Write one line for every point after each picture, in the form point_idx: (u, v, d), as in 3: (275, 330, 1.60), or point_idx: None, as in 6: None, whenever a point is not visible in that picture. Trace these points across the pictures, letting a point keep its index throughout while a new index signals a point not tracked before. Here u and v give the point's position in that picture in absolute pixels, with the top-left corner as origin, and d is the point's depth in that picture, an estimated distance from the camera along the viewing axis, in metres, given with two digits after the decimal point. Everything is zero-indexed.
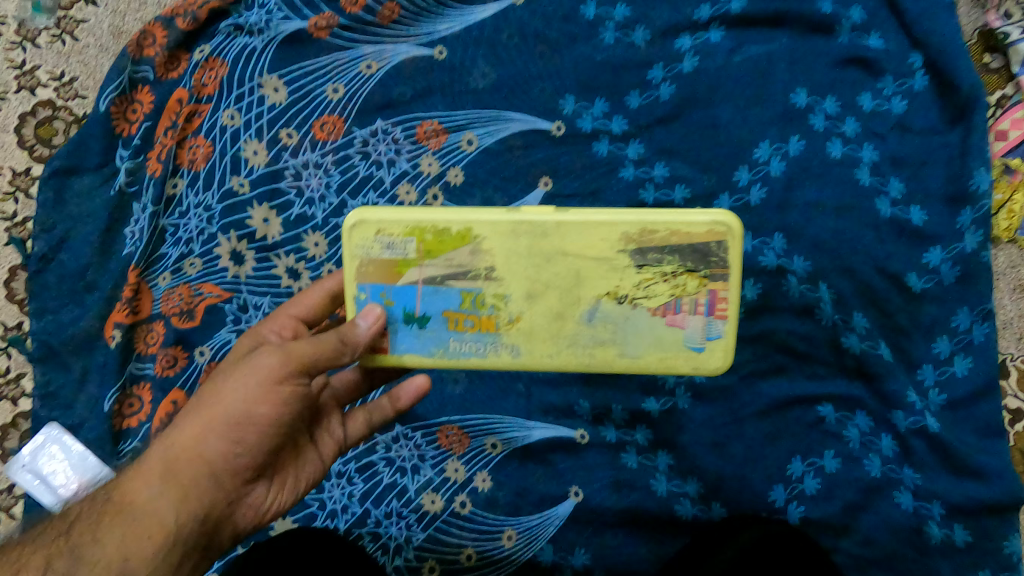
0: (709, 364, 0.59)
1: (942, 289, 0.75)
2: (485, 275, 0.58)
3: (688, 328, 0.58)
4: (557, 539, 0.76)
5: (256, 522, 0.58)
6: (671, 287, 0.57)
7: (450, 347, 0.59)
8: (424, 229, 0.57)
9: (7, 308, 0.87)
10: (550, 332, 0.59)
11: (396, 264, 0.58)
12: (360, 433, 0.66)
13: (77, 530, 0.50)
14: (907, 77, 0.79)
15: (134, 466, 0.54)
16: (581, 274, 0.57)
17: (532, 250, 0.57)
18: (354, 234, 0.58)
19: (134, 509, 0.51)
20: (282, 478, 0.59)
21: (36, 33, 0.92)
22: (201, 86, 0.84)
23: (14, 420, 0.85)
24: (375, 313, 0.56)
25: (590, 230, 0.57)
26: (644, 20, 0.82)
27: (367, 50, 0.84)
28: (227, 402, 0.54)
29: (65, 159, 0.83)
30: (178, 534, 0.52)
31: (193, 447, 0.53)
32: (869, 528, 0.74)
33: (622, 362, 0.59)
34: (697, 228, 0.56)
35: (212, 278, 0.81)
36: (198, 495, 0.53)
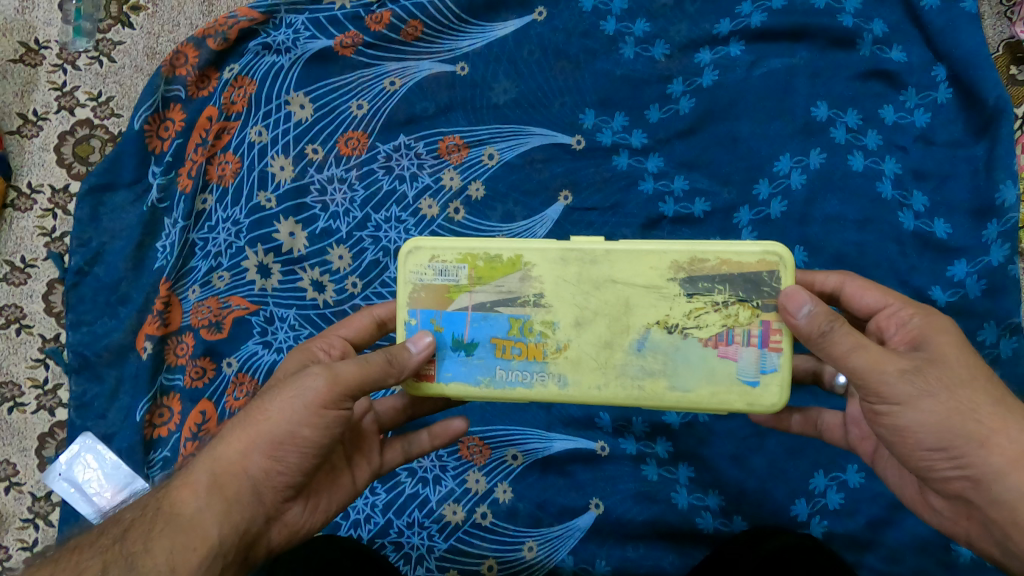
0: (765, 399, 0.58)
1: (968, 302, 0.74)
2: (534, 301, 0.60)
3: (741, 360, 0.58)
4: (578, 551, 0.76)
5: (287, 542, 0.59)
6: (723, 317, 0.58)
7: (497, 375, 0.60)
8: (476, 256, 0.61)
9: (45, 320, 0.90)
10: (597, 361, 0.59)
11: (448, 290, 0.61)
12: (396, 461, 0.67)
13: (131, 538, 0.53)
14: (929, 90, 0.79)
15: (184, 474, 0.56)
16: (629, 301, 0.59)
17: (581, 277, 0.60)
18: (410, 260, 0.61)
19: (182, 519, 0.53)
20: (316, 499, 0.60)
21: (76, 55, 0.95)
22: (230, 103, 0.86)
23: (51, 429, 0.88)
24: (425, 341, 0.59)
25: (638, 258, 0.59)
26: (664, 35, 0.83)
27: (391, 67, 0.86)
28: (273, 421, 0.54)
29: (101, 177, 0.86)
30: (220, 548, 0.53)
31: (239, 462, 0.55)
32: (895, 543, 0.72)
33: (671, 396, 0.59)
34: (747, 258, 0.58)
35: (239, 291, 0.83)
36: (240, 509, 0.54)
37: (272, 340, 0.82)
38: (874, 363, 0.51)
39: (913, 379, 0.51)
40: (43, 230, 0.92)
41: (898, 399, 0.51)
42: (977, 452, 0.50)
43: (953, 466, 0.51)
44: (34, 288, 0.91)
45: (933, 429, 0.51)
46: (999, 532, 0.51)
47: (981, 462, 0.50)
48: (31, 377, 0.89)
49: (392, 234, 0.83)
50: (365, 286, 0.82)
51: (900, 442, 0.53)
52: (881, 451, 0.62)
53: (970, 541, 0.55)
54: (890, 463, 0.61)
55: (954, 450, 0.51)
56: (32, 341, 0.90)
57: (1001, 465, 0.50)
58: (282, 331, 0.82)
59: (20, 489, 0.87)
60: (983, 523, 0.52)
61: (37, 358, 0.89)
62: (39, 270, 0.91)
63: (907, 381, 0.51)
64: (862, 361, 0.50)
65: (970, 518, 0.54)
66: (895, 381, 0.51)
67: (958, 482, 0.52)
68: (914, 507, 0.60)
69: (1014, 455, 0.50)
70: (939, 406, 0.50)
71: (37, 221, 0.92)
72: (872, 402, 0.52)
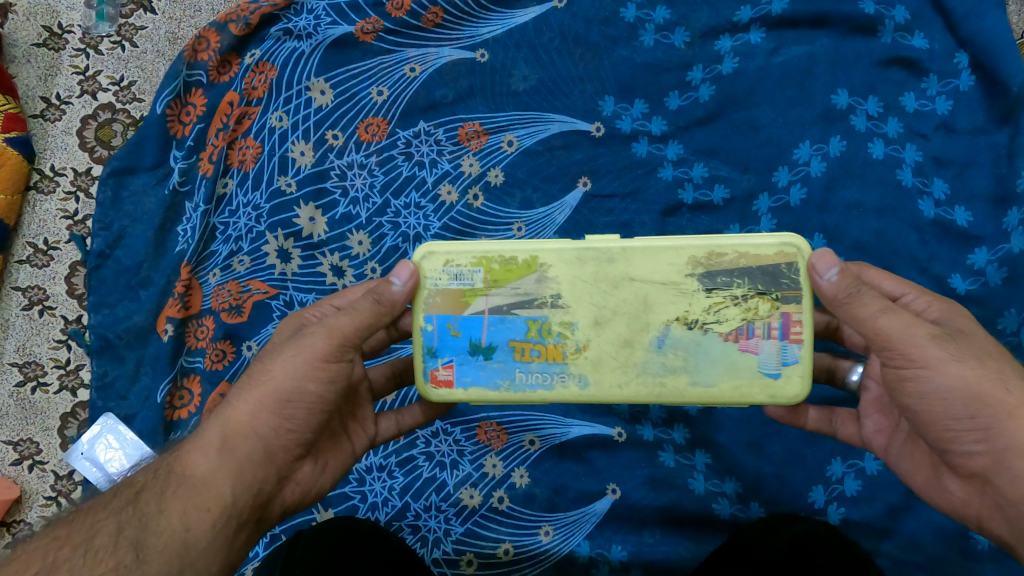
0: (787, 391, 0.58)
1: (988, 291, 0.74)
2: (551, 303, 0.60)
3: (762, 353, 0.58)
4: (594, 536, 0.77)
5: (300, 501, 0.61)
6: (742, 311, 0.58)
7: (517, 378, 0.61)
8: (491, 258, 0.61)
9: (67, 302, 0.91)
10: (618, 361, 0.60)
11: (464, 294, 0.61)
12: (390, 433, 0.69)
13: (144, 500, 0.54)
14: (951, 77, 0.78)
15: (194, 439, 0.57)
16: (648, 299, 0.59)
17: (598, 276, 0.60)
18: (424, 265, 0.61)
19: (194, 482, 0.55)
20: (322, 458, 0.63)
21: (99, 40, 0.96)
22: (250, 88, 0.87)
23: (73, 410, 0.89)
24: (407, 269, 0.59)
25: (655, 255, 0.59)
26: (684, 22, 0.83)
27: (412, 53, 0.86)
28: (277, 379, 0.57)
29: (123, 160, 0.87)
30: (233, 507, 0.55)
31: (248, 423, 0.57)
32: (913, 531, 0.72)
33: (694, 391, 0.59)
34: (765, 252, 0.58)
35: (259, 275, 0.84)
36: (252, 469, 0.56)
37: None
38: (902, 326, 0.52)
39: (945, 344, 0.52)
40: (65, 213, 0.93)
41: (926, 362, 0.51)
42: (1005, 424, 0.51)
43: (977, 439, 0.52)
44: (56, 271, 0.92)
45: (960, 395, 0.51)
46: (1015, 511, 0.52)
47: (1003, 438, 0.51)
48: (53, 358, 0.90)
49: (411, 220, 0.83)
50: (385, 272, 0.83)
51: (925, 412, 0.53)
52: (900, 435, 0.61)
53: (981, 523, 0.55)
54: (905, 450, 0.61)
55: (980, 420, 0.51)
56: (54, 322, 0.91)
57: None
58: None
59: (43, 467, 0.88)
60: (998, 504, 0.53)
61: (59, 339, 0.90)
62: (61, 252, 0.92)
63: (938, 345, 0.51)
64: (891, 323, 0.51)
65: (985, 498, 0.54)
66: (925, 344, 0.51)
67: (978, 459, 0.53)
68: (926, 494, 0.60)
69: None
70: (967, 371, 0.51)
71: (59, 204, 0.93)
72: (898, 366, 0.53)
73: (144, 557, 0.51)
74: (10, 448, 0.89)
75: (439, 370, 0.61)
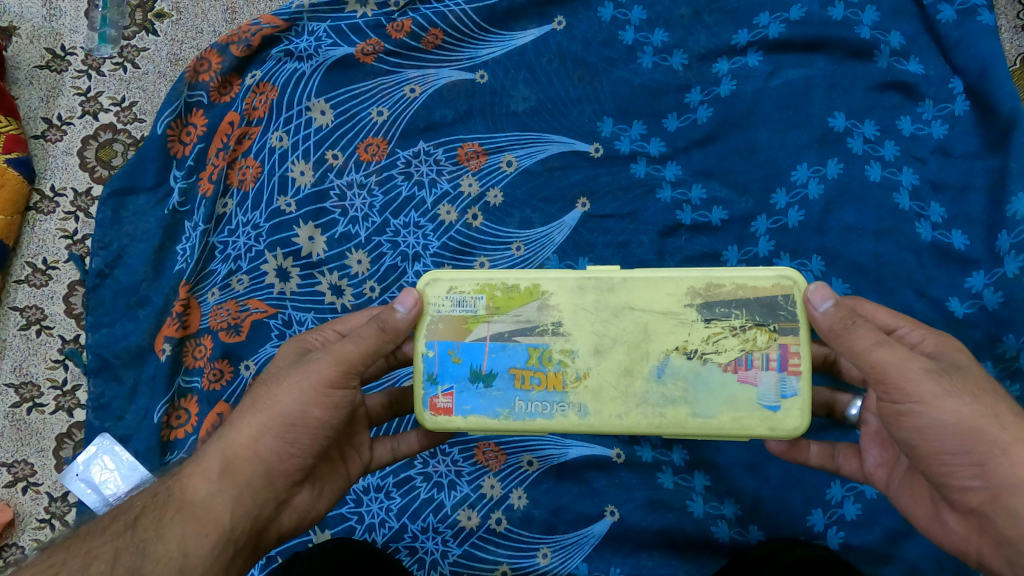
0: (786, 424, 0.58)
1: (986, 314, 0.74)
2: (553, 330, 0.60)
3: (761, 384, 0.58)
4: (593, 558, 0.76)
5: (296, 527, 0.61)
6: (741, 342, 0.58)
7: (516, 407, 0.60)
8: (494, 286, 0.61)
9: (65, 322, 0.91)
10: (618, 390, 0.60)
11: (466, 320, 0.61)
12: (384, 460, 0.69)
13: (142, 525, 0.54)
14: (947, 102, 0.79)
15: (195, 461, 0.57)
16: (648, 328, 0.60)
17: (599, 304, 0.60)
18: (428, 290, 0.62)
19: (193, 506, 0.55)
20: (319, 484, 0.62)
21: (101, 62, 0.97)
22: (251, 109, 0.87)
23: (69, 430, 0.89)
24: (412, 296, 0.60)
25: (654, 286, 0.60)
26: (683, 45, 0.84)
27: (411, 74, 0.87)
28: (282, 404, 0.57)
29: (123, 180, 0.88)
30: (232, 533, 0.55)
31: (250, 447, 0.56)
32: (913, 556, 0.71)
33: (694, 424, 0.59)
34: (761, 284, 0.59)
35: (258, 294, 0.83)
36: (252, 494, 0.56)
37: None
38: (898, 360, 0.52)
39: (940, 379, 0.52)
40: (65, 233, 0.93)
41: (921, 397, 0.51)
42: (998, 459, 0.50)
43: (974, 474, 0.52)
44: (54, 290, 0.92)
45: (954, 429, 0.51)
46: (1013, 550, 0.51)
47: (998, 476, 0.51)
48: (50, 378, 0.90)
49: (411, 239, 0.83)
50: (384, 290, 0.83)
51: (922, 446, 0.53)
52: (900, 468, 0.61)
53: (982, 560, 0.55)
54: (904, 485, 0.60)
55: (977, 455, 0.51)
56: (51, 342, 0.90)
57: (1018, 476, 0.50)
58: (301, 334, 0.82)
59: (37, 489, 0.87)
60: (996, 541, 0.53)
61: (56, 359, 0.90)
62: (60, 272, 0.92)
63: (932, 380, 0.52)
64: (886, 356, 0.52)
65: (984, 535, 0.54)
66: (920, 378, 0.52)
67: (975, 495, 0.52)
68: (926, 530, 0.59)
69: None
70: (962, 408, 0.51)
71: (59, 223, 0.94)
72: (893, 401, 0.53)
73: None
74: (4, 469, 0.88)
75: (439, 399, 0.61)
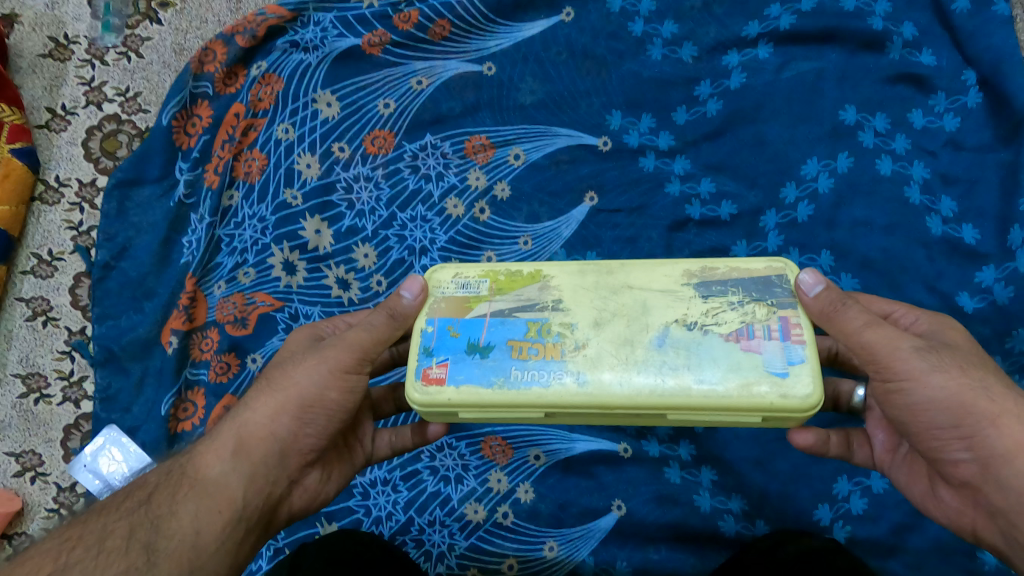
0: (797, 389, 0.54)
1: (997, 309, 0.72)
2: (552, 307, 0.61)
3: (765, 352, 0.56)
4: (599, 551, 0.76)
5: (306, 507, 0.61)
6: (740, 314, 0.58)
7: (511, 376, 0.58)
8: (498, 271, 0.64)
9: (71, 313, 0.90)
10: (617, 358, 0.58)
11: (468, 300, 0.62)
12: (385, 453, 0.69)
13: (156, 502, 0.54)
14: (960, 94, 0.78)
15: (208, 440, 0.57)
16: (647, 304, 0.60)
17: (598, 284, 0.61)
18: (435, 275, 0.64)
19: (206, 484, 0.54)
20: (328, 468, 0.63)
21: (104, 51, 0.98)
22: (257, 100, 0.87)
23: (76, 421, 0.88)
24: (417, 283, 0.61)
25: (652, 269, 0.62)
26: (692, 36, 0.83)
27: (418, 66, 0.86)
28: (299, 386, 0.57)
29: (128, 171, 0.88)
30: (243, 511, 0.54)
31: (265, 426, 0.56)
32: (918, 550, 0.71)
33: (698, 391, 0.55)
34: (754, 266, 0.61)
35: (265, 287, 0.83)
36: (264, 473, 0.56)
37: None
38: (887, 339, 0.52)
39: (927, 355, 0.52)
40: (70, 224, 0.93)
41: (908, 374, 0.52)
42: (986, 431, 0.50)
43: (963, 447, 0.52)
44: (61, 281, 0.92)
45: (944, 406, 0.51)
46: (1006, 520, 0.52)
47: (987, 446, 0.51)
48: (56, 369, 0.89)
49: (417, 233, 0.83)
50: (391, 284, 0.82)
51: (913, 422, 0.53)
52: (900, 450, 0.61)
53: (977, 534, 0.55)
54: (904, 463, 0.61)
55: (965, 428, 0.51)
56: (58, 334, 0.90)
57: (1005, 446, 0.50)
58: None
59: (44, 479, 0.86)
60: (989, 513, 0.53)
61: (63, 351, 0.90)
62: (66, 263, 0.92)
63: (919, 357, 0.52)
64: (875, 337, 0.52)
65: (978, 508, 0.54)
66: (909, 356, 0.52)
67: (967, 467, 0.52)
68: (925, 505, 0.59)
69: (1021, 437, 0.50)
70: (949, 382, 0.51)
71: (64, 214, 0.93)
72: (884, 380, 0.53)
73: (155, 560, 0.51)
74: (12, 460, 0.87)
75: (432, 369, 0.59)
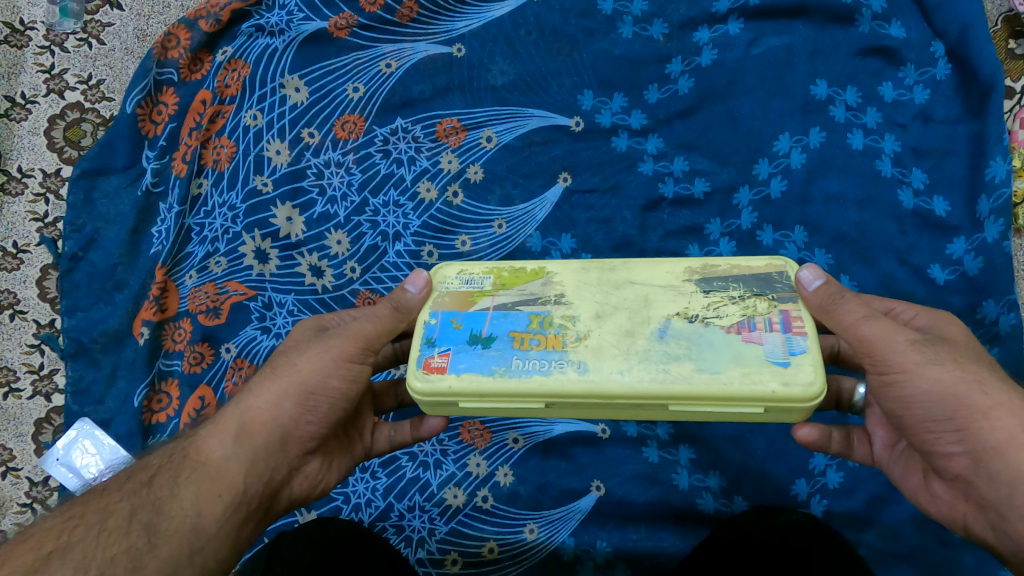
0: (800, 378, 0.54)
1: (967, 281, 0.73)
2: (554, 301, 0.61)
3: (767, 343, 0.56)
4: (579, 532, 0.76)
5: (306, 496, 0.61)
6: (741, 307, 0.58)
7: (513, 365, 0.57)
8: (502, 268, 0.64)
9: (40, 306, 0.89)
10: (619, 348, 0.57)
11: (472, 295, 0.63)
12: (383, 448, 0.68)
13: (158, 484, 0.52)
14: (928, 66, 0.78)
15: (210, 425, 0.57)
16: (649, 298, 0.60)
17: (600, 280, 0.62)
18: (438, 272, 0.65)
19: (207, 467, 0.53)
20: (329, 457, 0.62)
21: (64, 37, 0.96)
22: (223, 87, 0.85)
23: (48, 415, 0.86)
24: (422, 277, 0.62)
25: (653, 265, 0.62)
26: (662, 13, 0.83)
27: (387, 49, 0.85)
28: (303, 372, 0.57)
29: (94, 161, 0.86)
30: (244, 495, 0.54)
31: (269, 412, 0.56)
32: (893, 521, 0.72)
33: (700, 378, 0.55)
34: (755, 264, 0.61)
35: (237, 276, 0.82)
36: (266, 458, 0.55)
37: (271, 326, 0.80)
38: (884, 332, 0.53)
39: (924, 349, 0.52)
40: (35, 215, 0.91)
41: (904, 366, 0.52)
42: (980, 424, 0.50)
43: (956, 440, 0.52)
44: (27, 274, 0.90)
45: (938, 399, 0.51)
46: (995, 513, 0.51)
47: (978, 440, 0.51)
48: (26, 363, 0.88)
49: (390, 218, 0.82)
50: (365, 271, 0.81)
51: (907, 415, 0.53)
52: (899, 446, 0.61)
53: (968, 527, 0.55)
54: (902, 458, 0.60)
55: (958, 421, 0.51)
56: (26, 327, 0.89)
57: (1000, 440, 0.50)
58: (281, 316, 0.80)
59: (16, 474, 0.85)
60: (980, 506, 0.53)
61: (32, 344, 0.88)
62: (32, 255, 0.90)
63: (916, 350, 0.52)
64: (874, 329, 0.53)
65: (969, 500, 0.54)
66: (904, 349, 0.52)
67: (959, 461, 0.52)
68: (916, 499, 0.60)
69: (1014, 430, 0.50)
70: (945, 374, 0.51)
71: (29, 206, 0.91)
72: (880, 373, 0.53)
73: (156, 541, 0.49)
74: None
75: (434, 358, 0.59)
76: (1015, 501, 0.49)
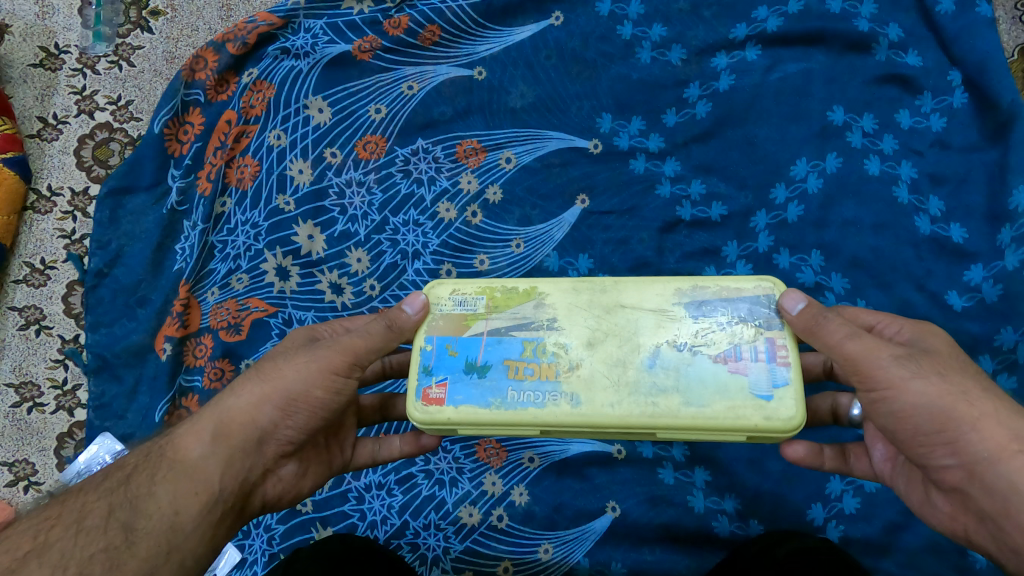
0: (782, 412, 0.55)
1: (985, 308, 0.73)
2: (547, 326, 0.61)
3: (751, 374, 0.57)
4: (593, 553, 0.76)
5: (279, 498, 0.61)
6: (729, 335, 0.59)
7: (508, 397, 0.58)
8: (494, 288, 0.64)
9: (64, 322, 0.90)
10: (610, 380, 0.58)
11: (466, 318, 0.63)
12: (365, 461, 0.69)
13: (135, 482, 0.53)
14: (945, 94, 0.79)
15: (188, 424, 0.57)
16: (639, 322, 0.60)
17: (592, 303, 0.62)
18: (433, 289, 0.64)
19: (184, 466, 0.54)
20: (306, 464, 0.63)
21: (95, 60, 0.99)
22: (248, 107, 0.87)
23: (71, 429, 0.87)
24: (420, 299, 0.62)
25: (644, 285, 0.62)
26: (681, 39, 0.84)
27: (409, 71, 0.87)
28: (287, 378, 0.57)
29: (121, 179, 0.88)
30: (219, 495, 0.54)
31: (248, 412, 0.56)
32: (912, 548, 0.71)
33: (687, 413, 0.56)
34: (744, 284, 0.61)
35: (258, 293, 0.83)
36: (241, 459, 0.56)
37: None
38: (868, 349, 0.52)
39: (907, 363, 0.52)
40: (63, 232, 0.93)
41: (889, 382, 0.52)
42: (968, 435, 0.50)
43: (948, 452, 0.51)
44: (53, 290, 0.92)
45: (926, 411, 0.51)
46: (995, 525, 0.50)
47: (971, 451, 0.50)
48: (50, 378, 0.89)
49: (410, 237, 0.83)
50: (384, 289, 0.82)
51: (900, 430, 0.53)
52: (899, 460, 0.60)
53: (970, 538, 0.54)
54: (903, 471, 0.60)
55: (948, 433, 0.50)
56: (51, 342, 0.90)
57: (989, 450, 0.49)
58: None
59: (37, 488, 0.86)
60: (980, 517, 0.52)
61: (56, 359, 0.90)
62: (58, 272, 0.92)
63: (900, 365, 0.52)
64: (857, 347, 0.53)
65: (968, 512, 0.53)
66: (889, 365, 0.52)
67: (954, 472, 0.52)
68: (921, 513, 0.59)
69: (1003, 440, 0.49)
70: (930, 387, 0.51)
71: (57, 223, 0.94)
72: (867, 389, 0.53)
73: (133, 539, 0.50)
74: (5, 469, 0.87)
75: (432, 389, 0.59)
76: (1011, 512, 0.49)
